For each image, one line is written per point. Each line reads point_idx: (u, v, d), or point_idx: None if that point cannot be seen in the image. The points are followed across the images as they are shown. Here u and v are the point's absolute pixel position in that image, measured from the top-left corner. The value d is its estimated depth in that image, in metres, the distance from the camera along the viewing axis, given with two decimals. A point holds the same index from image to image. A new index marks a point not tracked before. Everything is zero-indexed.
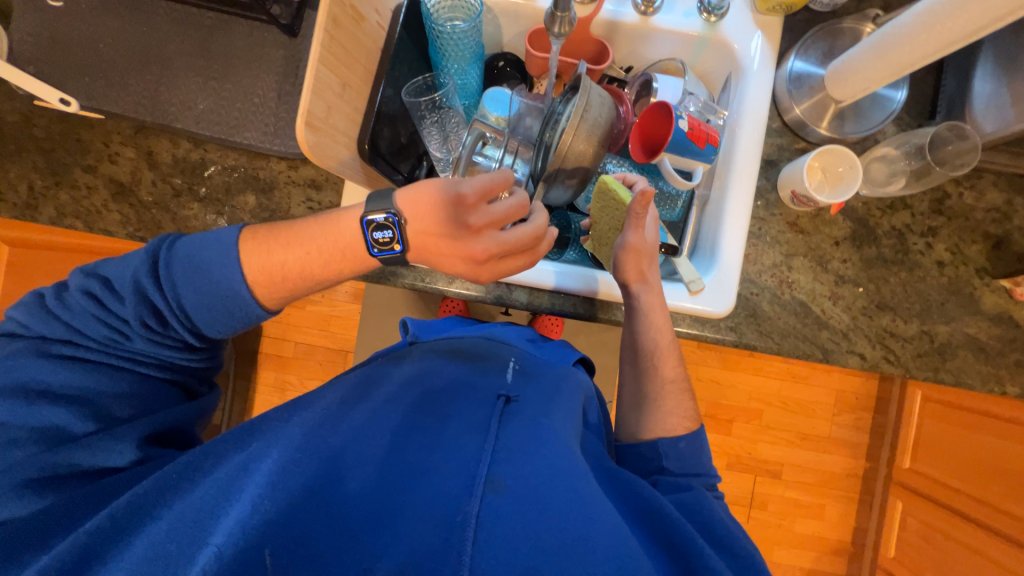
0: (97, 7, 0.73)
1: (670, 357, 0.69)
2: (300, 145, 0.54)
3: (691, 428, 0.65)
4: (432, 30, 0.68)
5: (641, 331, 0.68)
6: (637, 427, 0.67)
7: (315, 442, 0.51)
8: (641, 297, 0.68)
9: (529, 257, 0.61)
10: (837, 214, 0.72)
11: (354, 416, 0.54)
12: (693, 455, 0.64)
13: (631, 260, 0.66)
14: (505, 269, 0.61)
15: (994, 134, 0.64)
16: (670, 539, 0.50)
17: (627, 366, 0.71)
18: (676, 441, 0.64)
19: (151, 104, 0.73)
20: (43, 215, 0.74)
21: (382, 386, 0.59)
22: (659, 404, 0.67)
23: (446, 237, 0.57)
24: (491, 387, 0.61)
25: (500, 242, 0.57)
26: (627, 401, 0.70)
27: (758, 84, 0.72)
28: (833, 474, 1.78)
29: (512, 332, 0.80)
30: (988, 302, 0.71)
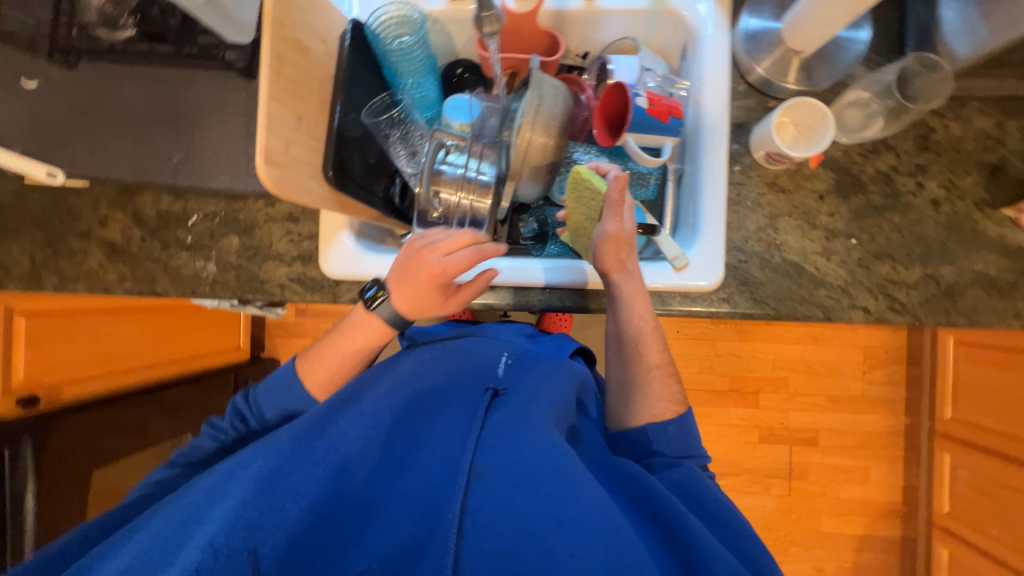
0: (69, 81, 0.76)
1: (654, 343, 0.67)
2: (262, 183, 0.55)
3: (680, 412, 0.66)
4: (383, 50, 0.71)
5: (624, 318, 0.67)
6: (625, 414, 0.68)
7: (307, 445, 0.52)
8: (622, 284, 0.65)
9: (469, 253, 0.58)
10: (817, 167, 0.70)
11: (345, 417, 0.55)
12: (682, 438, 0.64)
13: (610, 249, 0.64)
14: (454, 266, 0.57)
15: (967, 58, 0.61)
16: (661, 517, 0.52)
17: (613, 355, 0.70)
18: (664, 426, 0.64)
19: (130, 165, 0.76)
20: (47, 284, 0.78)
21: (373, 386, 0.59)
22: (644, 391, 0.67)
23: (399, 267, 0.60)
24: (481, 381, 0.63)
25: (438, 243, 0.58)
26: (614, 389, 0.70)
27: (715, 47, 0.70)
28: (873, 433, 1.72)
29: (509, 328, 0.81)
30: (992, 234, 0.68)
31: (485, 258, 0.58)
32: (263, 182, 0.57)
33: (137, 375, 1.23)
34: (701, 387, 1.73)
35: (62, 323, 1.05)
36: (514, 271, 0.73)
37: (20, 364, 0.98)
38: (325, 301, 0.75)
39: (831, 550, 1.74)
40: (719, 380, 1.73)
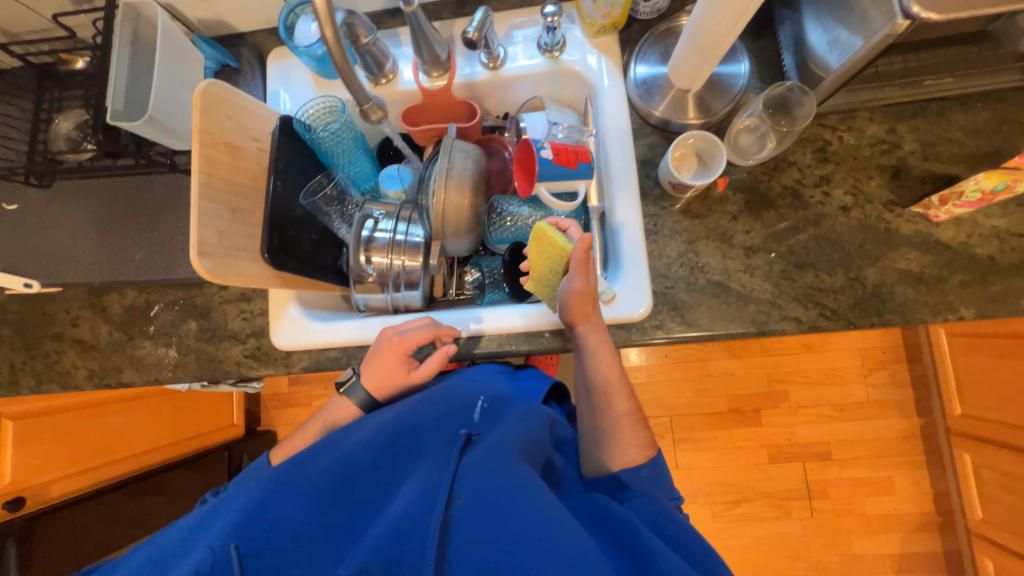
0: (44, 200, 0.85)
1: (619, 392, 0.71)
2: (196, 273, 0.61)
3: (650, 455, 0.69)
4: (312, 138, 0.78)
5: (591, 368, 0.70)
6: (596, 462, 0.70)
7: (291, 483, 0.56)
8: (588, 337, 0.68)
9: (426, 331, 0.72)
10: (726, 190, 0.73)
11: (330, 458, 0.59)
12: (655, 480, 0.67)
13: (576, 304, 0.66)
14: (412, 342, 0.70)
15: (841, 70, 0.60)
16: (627, 540, 0.54)
17: (584, 405, 0.74)
18: (638, 471, 0.67)
19: (97, 267, 0.82)
20: (24, 387, 0.83)
21: (357, 433, 0.63)
22: (616, 438, 0.69)
23: (373, 353, 0.73)
24: (461, 417, 0.65)
25: (402, 326, 0.73)
26: (586, 438, 0.72)
27: (613, 96, 0.76)
28: (888, 440, 1.63)
29: (487, 369, 0.88)
30: (905, 232, 0.70)
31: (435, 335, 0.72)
32: (198, 272, 0.62)
33: (125, 464, 1.26)
34: (698, 410, 1.69)
35: (50, 423, 1.09)
36: (457, 322, 0.76)
37: (7, 469, 1.01)
38: (279, 372, 0.78)
39: (868, 575, 1.60)
40: (717, 402, 1.69)
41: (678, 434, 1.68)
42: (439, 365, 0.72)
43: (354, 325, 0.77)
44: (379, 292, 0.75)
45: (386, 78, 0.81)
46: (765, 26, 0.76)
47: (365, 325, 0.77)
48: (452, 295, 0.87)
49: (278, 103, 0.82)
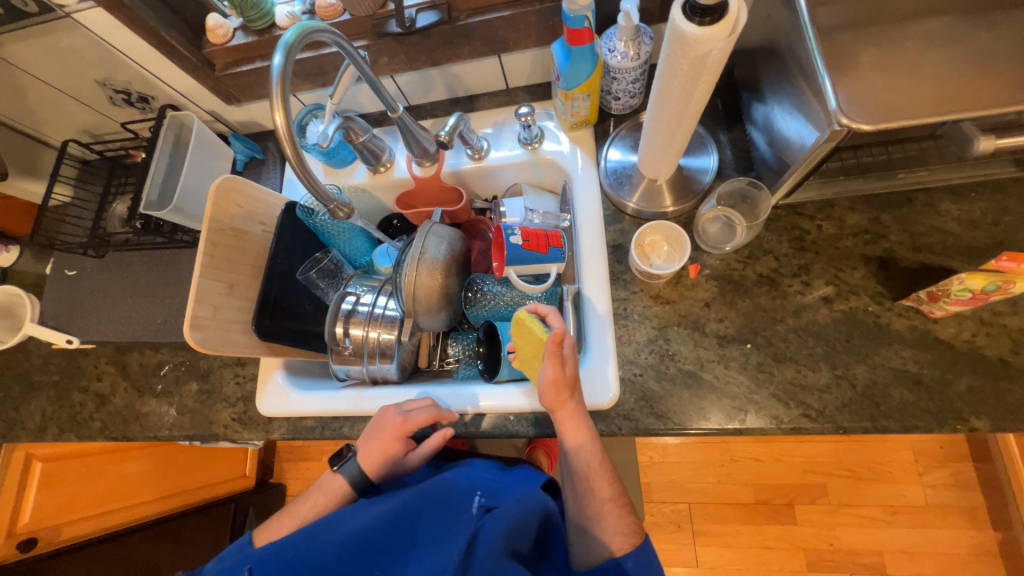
0: (97, 267, 0.99)
1: (602, 478, 0.68)
2: (185, 344, 0.67)
3: (636, 543, 0.66)
4: (313, 222, 0.86)
5: (572, 454, 0.66)
6: (585, 549, 0.68)
7: (303, 555, 0.63)
8: (566, 422, 0.65)
9: (430, 414, 0.71)
10: (698, 276, 0.72)
11: (336, 541, 0.63)
12: (645, 569, 0.65)
13: (551, 392, 0.63)
14: (416, 424, 0.69)
15: (799, 162, 0.59)
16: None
17: (569, 488, 0.71)
18: (622, 562, 0.64)
19: (125, 328, 0.93)
20: (48, 434, 0.92)
21: (358, 518, 0.65)
22: (599, 527, 0.67)
23: (374, 431, 0.72)
24: (457, 518, 0.63)
25: (406, 407, 0.72)
26: (572, 521, 0.71)
27: (585, 185, 0.80)
28: (956, 555, 1.38)
29: (478, 467, 0.72)
30: (899, 327, 0.64)
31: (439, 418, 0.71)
32: (189, 342, 0.69)
33: (138, 510, 1.31)
34: (721, 499, 1.52)
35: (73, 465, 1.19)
36: (456, 402, 0.76)
37: (27, 506, 1.10)
38: (260, 437, 0.82)
39: None
40: (741, 490, 1.52)
41: (698, 525, 1.52)
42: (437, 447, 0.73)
43: (333, 394, 0.80)
44: (355, 363, 0.78)
45: (383, 167, 0.90)
46: (738, 118, 0.78)
47: (344, 392, 0.80)
48: (436, 368, 0.90)
49: (292, 189, 0.93)
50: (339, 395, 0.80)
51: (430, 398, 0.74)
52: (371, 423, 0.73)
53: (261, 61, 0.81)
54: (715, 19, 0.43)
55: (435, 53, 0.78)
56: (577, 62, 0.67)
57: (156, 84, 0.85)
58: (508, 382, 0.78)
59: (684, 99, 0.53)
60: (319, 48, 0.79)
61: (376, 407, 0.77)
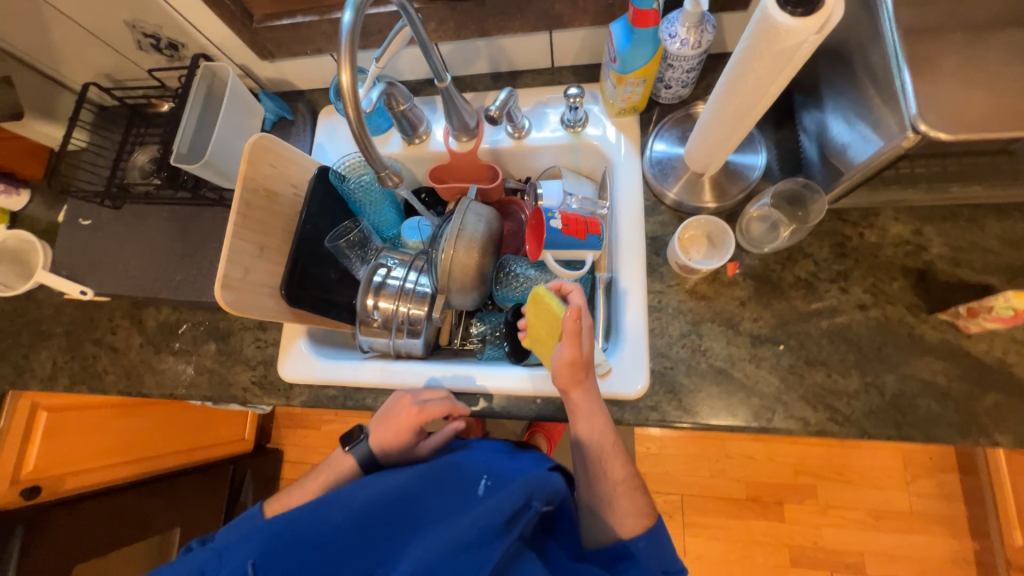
0: (113, 218, 0.96)
1: (616, 460, 0.68)
2: (216, 303, 0.66)
3: (649, 526, 0.66)
4: (345, 189, 0.85)
5: (584, 435, 0.66)
6: (595, 532, 0.68)
7: (306, 535, 0.59)
8: (581, 402, 0.65)
9: (445, 407, 0.71)
10: (735, 275, 0.72)
11: (349, 507, 0.62)
12: (656, 552, 0.65)
13: (566, 373, 0.63)
14: (431, 416, 0.69)
15: (853, 171, 0.59)
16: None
17: (580, 472, 0.71)
18: (636, 541, 0.65)
19: (142, 283, 0.91)
20: (59, 385, 0.91)
21: (363, 497, 0.63)
22: (612, 509, 0.67)
23: (387, 415, 0.72)
24: (463, 500, 0.63)
25: (423, 398, 0.71)
26: (583, 504, 0.71)
27: (627, 175, 0.79)
28: (932, 560, 1.44)
29: (487, 451, 0.73)
30: (932, 340, 0.65)
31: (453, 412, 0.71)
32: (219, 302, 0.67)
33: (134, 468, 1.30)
34: (714, 494, 1.56)
35: (74, 418, 1.17)
36: (456, 380, 0.76)
37: (32, 454, 1.09)
38: (279, 403, 0.82)
39: None
40: (733, 487, 1.56)
41: (689, 516, 1.56)
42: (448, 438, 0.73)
43: (352, 367, 0.80)
44: (383, 336, 0.77)
45: (419, 139, 0.87)
46: (787, 117, 0.77)
47: (362, 368, 0.80)
48: (456, 346, 0.89)
49: (322, 154, 0.91)
50: (357, 369, 0.80)
51: (444, 387, 0.74)
52: (385, 409, 0.73)
53: (302, 16, 0.78)
54: (811, 12, 0.42)
55: (486, 24, 0.76)
56: (639, 45, 0.65)
57: (188, 30, 0.81)
58: (536, 366, 0.78)
59: (760, 93, 0.52)
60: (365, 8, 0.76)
61: (402, 381, 0.77)
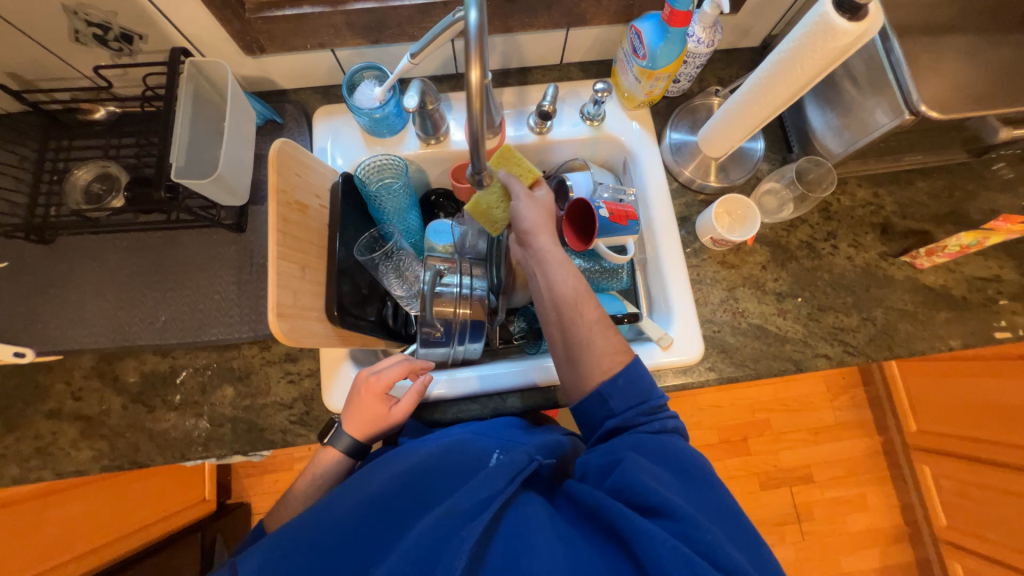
0: (45, 257, 0.76)
1: (587, 301, 0.64)
2: (275, 336, 0.58)
3: (626, 362, 0.62)
4: (368, 193, 0.78)
5: (553, 280, 0.65)
6: (578, 377, 0.63)
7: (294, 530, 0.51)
8: (548, 246, 0.66)
9: (403, 365, 0.69)
10: (754, 244, 0.83)
11: (341, 503, 0.54)
12: (635, 396, 0.60)
13: (532, 213, 0.67)
14: (390, 375, 0.66)
15: (842, 153, 0.75)
16: (621, 538, 0.50)
17: (554, 328, 0.66)
18: (614, 378, 0.61)
19: (111, 331, 0.74)
20: (4, 477, 0.70)
21: (362, 486, 0.55)
22: (588, 350, 0.63)
23: (347, 399, 0.67)
24: (465, 467, 0.58)
25: (375, 367, 0.69)
26: (563, 363, 0.66)
27: (650, 162, 0.86)
28: (857, 458, 1.79)
29: (498, 426, 0.68)
30: (900, 277, 0.83)
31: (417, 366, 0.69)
32: (274, 334, 0.59)
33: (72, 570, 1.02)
34: (694, 444, 1.76)
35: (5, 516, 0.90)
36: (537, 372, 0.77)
37: None
38: None
39: None
40: (708, 434, 1.77)
41: None
42: (418, 398, 0.68)
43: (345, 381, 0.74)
44: (443, 346, 0.76)
45: (438, 139, 0.84)
46: None
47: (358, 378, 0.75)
48: (498, 346, 0.87)
49: (328, 158, 0.82)
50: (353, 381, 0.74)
51: (401, 355, 0.72)
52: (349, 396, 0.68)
53: (308, 6, 0.69)
54: (859, 17, 0.51)
55: (512, 20, 0.75)
56: (670, 43, 0.71)
57: (153, 19, 0.67)
58: None
59: (801, 83, 0.61)
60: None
61: (474, 388, 0.76)
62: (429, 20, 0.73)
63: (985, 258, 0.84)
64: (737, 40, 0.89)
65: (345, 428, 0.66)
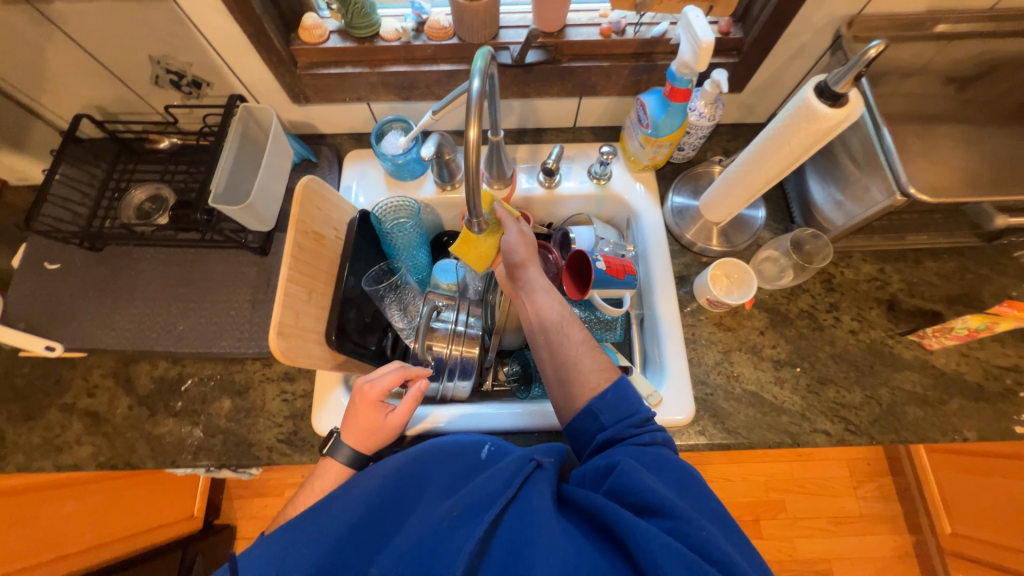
0: (91, 263, 0.84)
1: (573, 324, 0.67)
2: (273, 352, 0.61)
3: (614, 378, 0.63)
4: (382, 230, 0.85)
5: (542, 306, 0.67)
6: (568, 397, 0.64)
7: (307, 521, 0.53)
8: (536, 277, 0.69)
9: (398, 371, 0.68)
10: (752, 309, 0.83)
11: (347, 498, 0.55)
12: (624, 404, 0.60)
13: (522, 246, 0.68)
14: (385, 382, 0.65)
15: (845, 226, 0.76)
16: (617, 538, 0.48)
17: (544, 351, 0.67)
18: (602, 395, 0.61)
19: (132, 335, 0.80)
20: (9, 463, 0.74)
21: (362, 482, 0.56)
22: (577, 369, 0.63)
23: (347, 408, 0.67)
24: (467, 467, 0.60)
25: (370, 375, 0.68)
26: (552, 382, 0.67)
27: (652, 223, 0.89)
28: (885, 557, 1.61)
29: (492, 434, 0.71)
30: (908, 356, 0.80)
31: (411, 372, 0.69)
32: (273, 351, 0.63)
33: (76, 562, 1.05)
34: None
35: (21, 502, 0.95)
36: (520, 417, 0.76)
37: None
38: (313, 461, 0.75)
39: None
40: None
41: None
42: (415, 403, 0.66)
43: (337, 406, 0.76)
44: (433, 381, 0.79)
45: (454, 186, 0.90)
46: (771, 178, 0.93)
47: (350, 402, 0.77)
48: (488, 388, 0.88)
49: (352, 196, 0.90)
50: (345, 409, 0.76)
51: (395, 363, 0.71)
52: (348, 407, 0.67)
53: (350, 67, 0.79)
54: (839, 104, 0.55)
55: (528, 87, 0.83)
56: (671, 115, 0.77)
57: (221, 71, 0.79)
58: None
59: (789, 162, 0.64)
60: (416, 65, 0.80)
61: (456, 427, 0.75)
62: (454, 83, 0.82)
63: (1002, 345, 0.81)
64: (742, 116, 0.94)
65: (346, 440, 0.65)
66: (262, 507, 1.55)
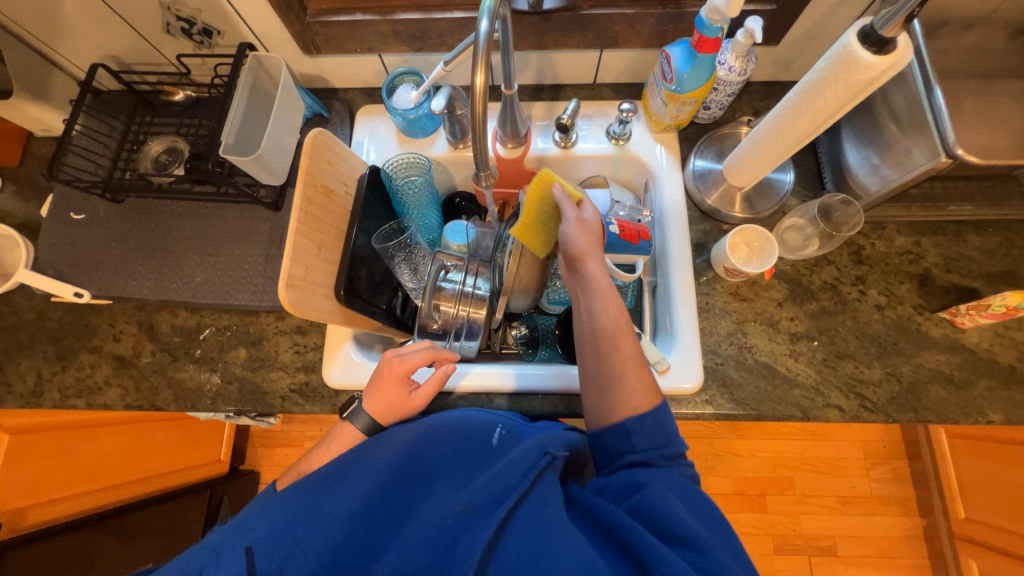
0: (112, 213, 0.86)
1: (625, 336, 0.62)
2: (281, 303, 0.62)
3: (656, 404, 0.59)
4: (393, 187, 0.84)
5: (596, 306, 0.63)
6: (603, 408, 0.60)
7: (315, 502, 0.52)
8: (595, 272, 0.64)
9: (429, 351, 0.69)
10: (772, 279, 0.80)
11: (360, 481, 0.55)
12: (661, 430, 0.57)
13: (582, 235, 0.65)
14: (416, 359, 0.66)
15: (881, 192, 0.71)
16: (628, 549, 0.48)
17: (586, 355, 0.64)
18: (641, 417, 0.57)
19: (152, 284, 0.82)
20: (47, 400, 0.80)
21: (374, 461, 0.57)
22: (620, 384, 0.60)
23: (372, 376, 0.67)
24: (479, 453, 0.61)
25: (401, 350, 0.69)
26: (589, 387, 0.63)
27: (670, 185, 0.85)
28: (891, 539, 1.60)
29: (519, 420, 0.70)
30: (936, 334, 0.76)
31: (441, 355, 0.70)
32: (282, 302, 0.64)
33: (116, 493, 1.15)
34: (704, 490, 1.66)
35: (45, 441, 0.99)
36: (526, 378, 0.77)
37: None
38: (325, 411, 0.78)
39: None
40: (720, 482, 1.67)
41: None
42: (440, 385, 0.67)
43: (352, 366, 0.77)
44: (439, 338, 0.81)
45: (465, 144, 0.88)
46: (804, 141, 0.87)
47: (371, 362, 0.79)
48: (496, 349, 0.90)
49: (364, 152, 0.88)
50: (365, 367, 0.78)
51: (426, 341, 0.72)
52: (372, 378, 0.67)
53: (360, 14, 0.76)
54: (886, 49, 0.50)
55: (546, 37, 0.79)
56: (698, 68, 0.71)
57: (230, 18, 0.77)
58: None
59: (824, 118, 0.60)
60: (428, 12, 0.76)
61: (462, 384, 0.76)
62: (467, 32, 0.78)
63: None
64: (777, 72, 0.87)
65: (367, 408, 0.65)
66: (284, 456, 1.65)
